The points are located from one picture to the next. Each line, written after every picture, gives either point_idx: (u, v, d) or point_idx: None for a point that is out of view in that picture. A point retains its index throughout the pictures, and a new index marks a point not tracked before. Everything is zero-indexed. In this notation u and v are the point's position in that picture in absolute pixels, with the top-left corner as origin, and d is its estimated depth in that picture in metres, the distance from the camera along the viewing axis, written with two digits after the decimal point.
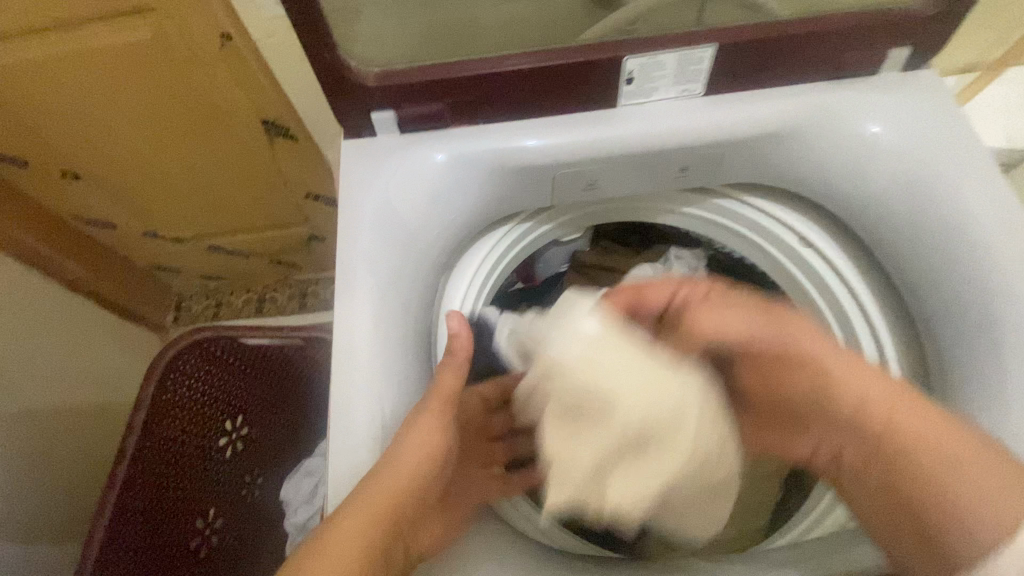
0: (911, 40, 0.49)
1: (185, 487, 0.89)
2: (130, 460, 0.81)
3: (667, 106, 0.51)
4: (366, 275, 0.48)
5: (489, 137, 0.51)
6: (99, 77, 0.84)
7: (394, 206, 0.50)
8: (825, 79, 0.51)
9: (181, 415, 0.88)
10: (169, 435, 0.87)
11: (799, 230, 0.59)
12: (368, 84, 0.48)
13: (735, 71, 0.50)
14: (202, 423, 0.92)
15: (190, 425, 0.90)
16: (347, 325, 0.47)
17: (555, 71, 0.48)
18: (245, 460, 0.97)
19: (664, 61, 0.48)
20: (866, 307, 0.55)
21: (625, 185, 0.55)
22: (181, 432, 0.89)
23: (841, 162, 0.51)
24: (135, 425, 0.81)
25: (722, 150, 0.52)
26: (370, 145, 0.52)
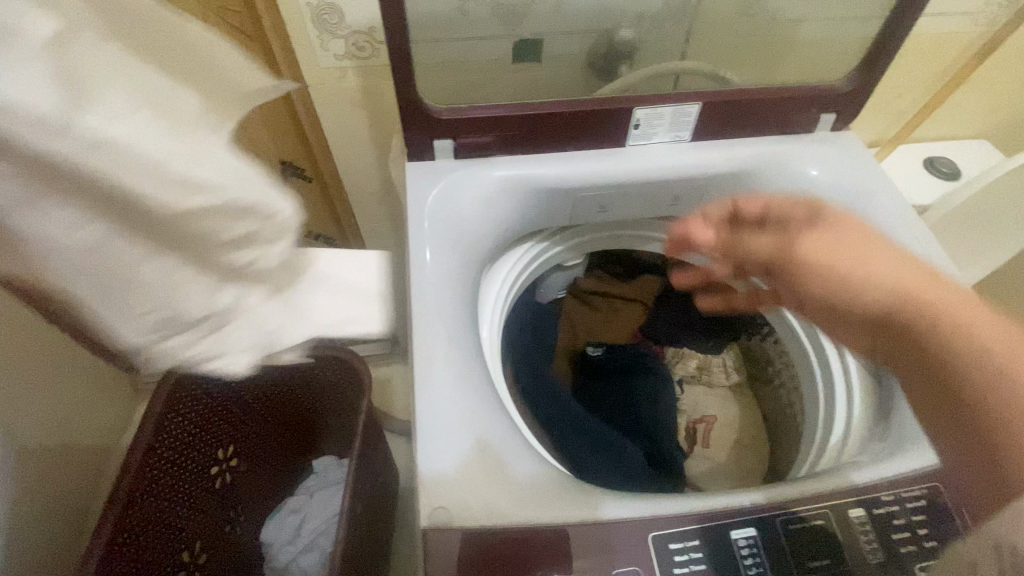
0: (835, 110, 0.65)
1: (174, 519, 0.87)
2: (134, 480, 0.79)
3: (666, 148, 0.62)
4: (435, 281, 0.52)
5: (524, 163, 0.60)
6: None
7: (457, 214, 0.57)
8: (777, 134, 0.65)
9: (181, 441, 0.87)
10: (171, 460, 0.86)
11: None
12: (441, 117, 0.56)
13: (716, 125, 0.63)
14: (198, 453, 0.91)
15: (189, 452, 0.89)
16: (415, 290, 0.52)
17: (585, 114, 0.59)
18: (230, 494, 0.97)
19: (664, 112, 0.60)
20: None
21: (629, 209, 0.66)
22: (181, 456, 0.88)
23: (792, 194, 0.64)
24: (143, 446, 0.80)
25: (705, 182, 0.64)
26: (430, 167, 0.58)
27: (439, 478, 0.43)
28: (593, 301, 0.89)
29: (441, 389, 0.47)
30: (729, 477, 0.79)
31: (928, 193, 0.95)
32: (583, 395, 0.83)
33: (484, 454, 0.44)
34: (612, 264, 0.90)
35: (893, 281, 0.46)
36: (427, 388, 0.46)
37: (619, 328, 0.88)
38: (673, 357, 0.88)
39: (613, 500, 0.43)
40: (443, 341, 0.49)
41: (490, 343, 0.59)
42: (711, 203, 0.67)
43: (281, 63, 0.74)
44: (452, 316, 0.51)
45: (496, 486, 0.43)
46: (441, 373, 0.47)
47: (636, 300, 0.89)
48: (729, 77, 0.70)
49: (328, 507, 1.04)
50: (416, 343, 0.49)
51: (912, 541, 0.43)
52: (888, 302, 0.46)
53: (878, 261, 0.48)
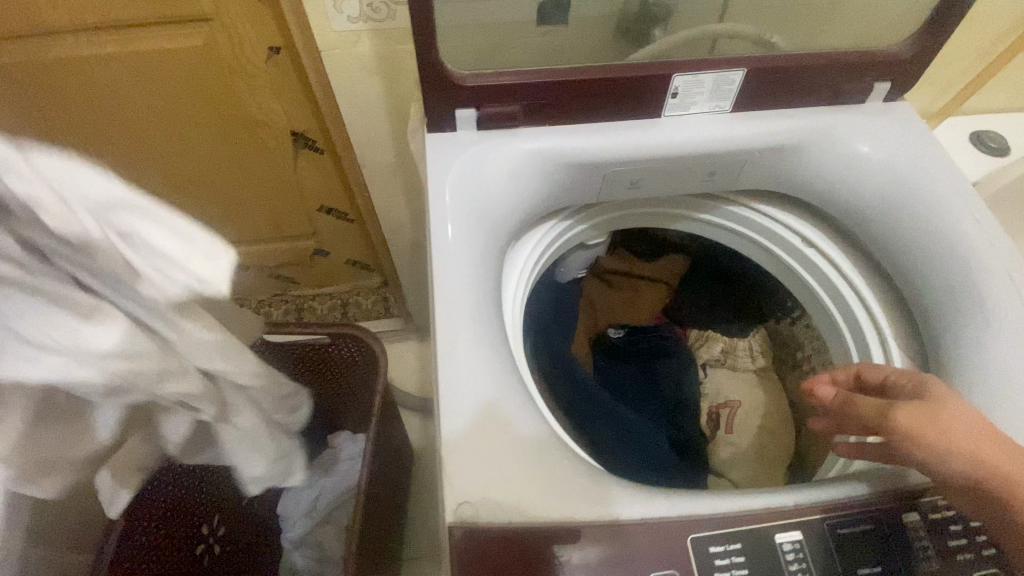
0: (891, 77, 0.59)
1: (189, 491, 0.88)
2: None
3: (703, 119, 0.58)
4: (459, 261, 0.49)
5: (551, 134, 0.56)
6: (137, 78, 0.88)
7: (479, 189, 0.53)
8: (825, 105, 0.60)
9: None
10: None
11: (804, 233, 0.67)
12: (462, 84, 0.52)
13: (759, 95, 0.58)
14: None
15: None
16: (437, 268, 0.49)
17: (618, 82, 0.54)
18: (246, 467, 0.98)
19: (704, 80, 0.55)
20: (865, 299, 0.63)
21: (661, 186, 0.62)
22: None
23: (840, 171, 0.60)
24: None
25: (744, 157, 0.59)
26: (452, 137, 0.55)
27: (465, 468, 0.41)
28: (614, 280, 0.86)
29: (467, 372, 0.44)
30: (753, 465, 0.77)
31: (972, 169, 0.89)
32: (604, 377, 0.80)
33: (516, 446, 0.42)
34: (632, 243, 0.86)
35: (975, 448, 0.38)
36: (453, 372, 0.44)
37: (642, 308, 0.85)
38: (696, 339, 0.85)
39: (653, 500, 0.41)
40: (467, 322, 0.47)
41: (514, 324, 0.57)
42: (749, 180, 0.63)
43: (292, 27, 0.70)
44: (476, 296, 0.48)
45: (530, 480, 0.41)
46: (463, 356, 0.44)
47: (660, 280, 0.86)
48: (773, 41, 0.64)
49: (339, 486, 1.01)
50: (439, 326, 0.46)
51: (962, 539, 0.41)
52: (963, 476, 0.38)
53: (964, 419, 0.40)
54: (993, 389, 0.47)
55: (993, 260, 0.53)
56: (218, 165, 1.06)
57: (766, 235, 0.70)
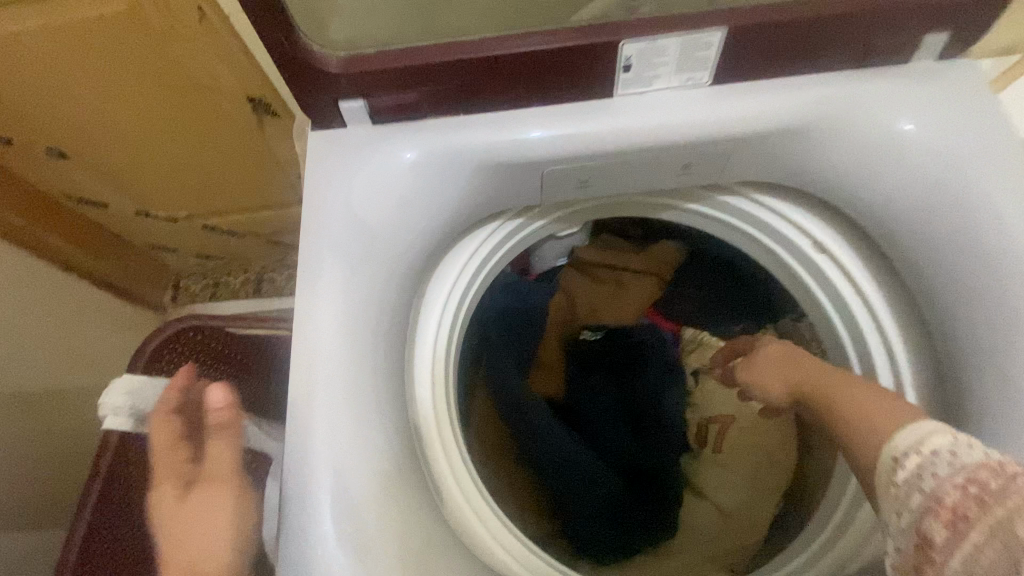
0: (948, 27, 0.42)
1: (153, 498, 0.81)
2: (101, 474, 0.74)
3: (669, 98, 0.44)
4: (336, 305, 0.42)
5: (467, 127, 0.44)
6: (73, 52, 0.80)
7: (367, 207, 0.44)
8: (847, 69, 0.45)
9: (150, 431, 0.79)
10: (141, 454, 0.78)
11: (814, 235, 0.54)
12: (333, 72, 0.40)
13: (749, 58, 0.43)
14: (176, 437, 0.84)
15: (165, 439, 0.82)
16: (302, 316, 0.42)
17: (550, 56, 0.41)
18: None
19: (665, 46, 0.41)
20: (883, 323, 0.51)
21: (621, 183, 0.49)
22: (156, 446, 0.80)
23: (864, 160, 0.45)
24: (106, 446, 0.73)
25: (731, 146, 0.45)
26: (338, 140, 0.44)
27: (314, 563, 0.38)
28: (595, 272, 0.74)
29: (320, 454, 0.39)
30: (745, 487, 0.67)
31: None
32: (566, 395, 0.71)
33: (373, 543, 0.38)
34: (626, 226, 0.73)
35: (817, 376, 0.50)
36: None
37: (628, 305, 0.73)
38: (690, 341, 0.73)
39: None
40: (332, 387, 0.41)
41: (436, 357, 0.49)
42: (739, 173, 0.48)
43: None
44: (353, 349, 0.42)
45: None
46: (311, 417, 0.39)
47: (649, 273, 0.72)
48: None
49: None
50: (290, 395, 0.40)
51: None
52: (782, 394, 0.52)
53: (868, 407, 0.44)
54: None
55: None
56: (187, 136, 1.00)
57: (765, 232, 0.57)
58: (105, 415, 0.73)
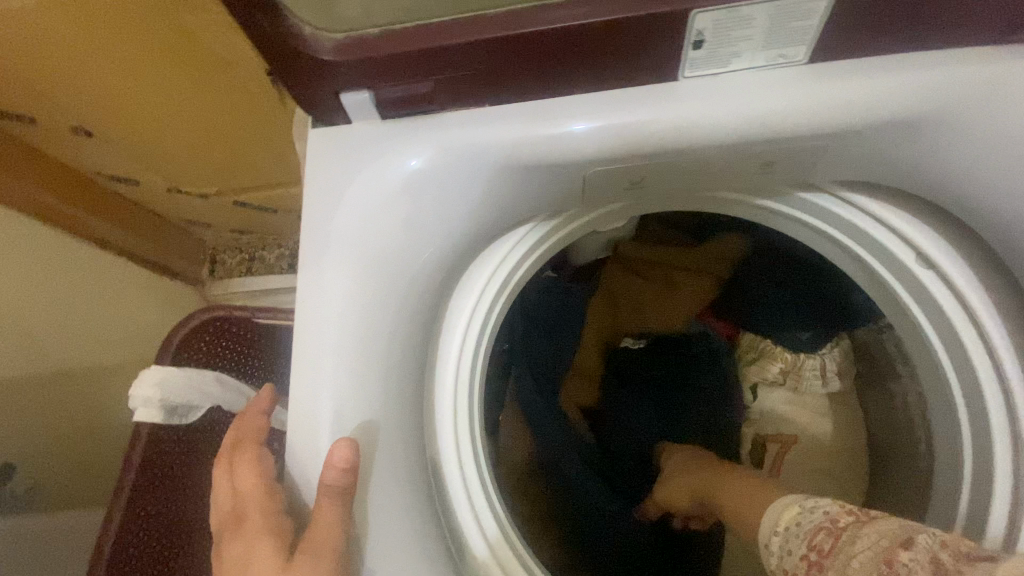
0: None
1: None
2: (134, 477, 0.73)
3: (750, 82, 0.35)
4: (343, 331, 0.37)
5: (495, 122, 0.37)
6: (85, 29, 0.75)
7: (379, 217, 0.37)
8: (992, 38, 0.34)
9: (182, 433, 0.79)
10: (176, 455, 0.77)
11: (918, 244, 0.44)
12: (332, 60, 0.33)
13: (861, 28, 0.33)
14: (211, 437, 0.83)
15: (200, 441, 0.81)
16: (304, 348, 0.36)
17: (597, 34, 0.33)
18: None
19: (751, 16, 0.32)
20: (1001, 360, 0.42)
21: (681, 185, 0.40)
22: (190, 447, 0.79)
23: (995, 160, 0.35)
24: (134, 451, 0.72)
25: (825, 143, 0.36)
26: (343, 138, 0.38)
27: None
28: (642, 269, 0.67)
29: None
30: None
31: None
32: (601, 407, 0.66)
33: None
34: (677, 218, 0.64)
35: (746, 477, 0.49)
36: (315, 521, 0.32)
37: (678, 305, 0.66)
38: (749, 349, 0.65)
39: None
40: (360, 435, 0.35)
41: (459, 383, 0.43)
42: (833, 173, 0.39)
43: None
44: (362, 387, 0.36)
45: None
46: (348, 455, 0.33)
47: (703, 271, 0.65)
48: None
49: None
50: (290, 441, 0.35)
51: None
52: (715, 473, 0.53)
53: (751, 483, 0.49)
54: None
55: None
56: (210, 113, 0.96)
57: (855, 237, 0.47)
58: (136, 408, 0.73)
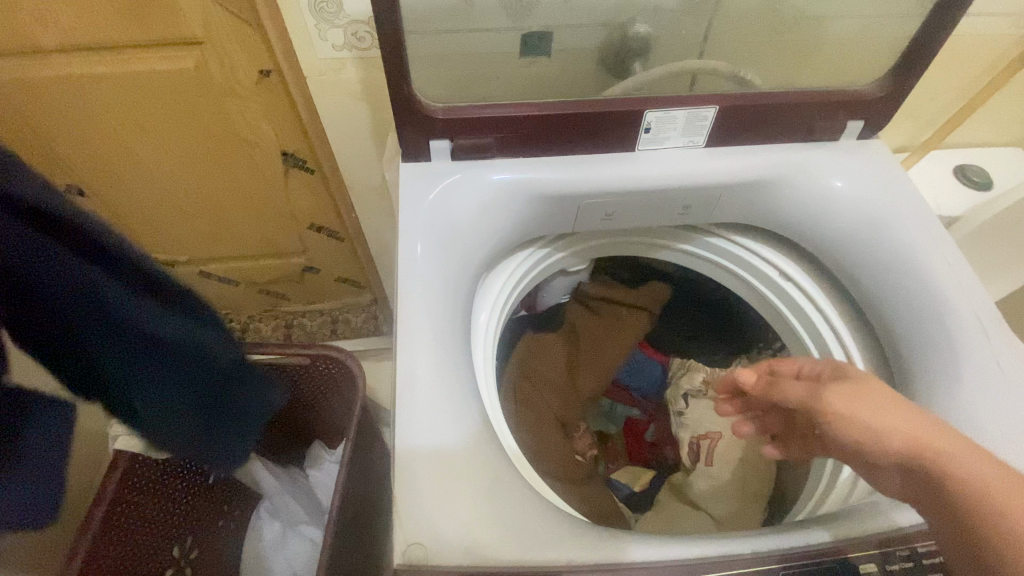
0: (865, 115, 0.60)
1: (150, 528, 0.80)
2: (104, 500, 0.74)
3: (677, 153, 0.59)
4: (424, 284, 0.50)
5: (527, 165, 0.56)
6: (135, 97, 0.89)
7: (451, 215, 0.53)
8: (799, 140, 0.61)
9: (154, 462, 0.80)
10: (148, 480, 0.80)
11: (779, 265, 0.67)
12: (435, 115, 0.53)
13: (731, 129, 0.59)
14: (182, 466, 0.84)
15: (170, 469, 0.82)
16: (401, 295, 0.49)
17: (591, 119, 0.55)
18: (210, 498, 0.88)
19: (676, 117, 0.57)
20: (841, 336, 0.62)
21: (636, 219, 0.62)
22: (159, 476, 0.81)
23: (815, 202, 0.60)
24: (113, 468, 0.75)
25: (719, 192, 0.60)
26: (422, 168, 0.55)
27: (410, 503, 0.40)
28: (595, 306, 0.86)
29: (439, 397, 0.45)
30: (733, 497, 0.75)
31: (955, 203, 0.87)
32: (573, 419, 0.81)
33: (455, 504, 0.41)
34: (619, 270, 0.87)
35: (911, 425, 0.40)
36: (403, 420, 0.44)
37: (624, 336, 0.84)
38: (679, 368, 0.85)
39: (626, 542, 0.41)
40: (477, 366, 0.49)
41: (487, 354, 0.57)
42: (723, 215, 0.63)
43: (265, 21, 0.76)
44: (439, 327, 0.48)
45: (466, 508, 0.41)
46: (424, 373, 0.46)
47: (642, 308, 0.85)
48: (750, 78, 0.65)
49: (315, 498, 0.95)
50: (397, 359, 0.46)
51: (907, 559, 0.42)
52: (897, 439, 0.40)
53: (954, 457, 0.37)
54: None
55: (959, 305, 0.53)
56: (215, 185, 1.08)
57: (744, 267, 0.70)
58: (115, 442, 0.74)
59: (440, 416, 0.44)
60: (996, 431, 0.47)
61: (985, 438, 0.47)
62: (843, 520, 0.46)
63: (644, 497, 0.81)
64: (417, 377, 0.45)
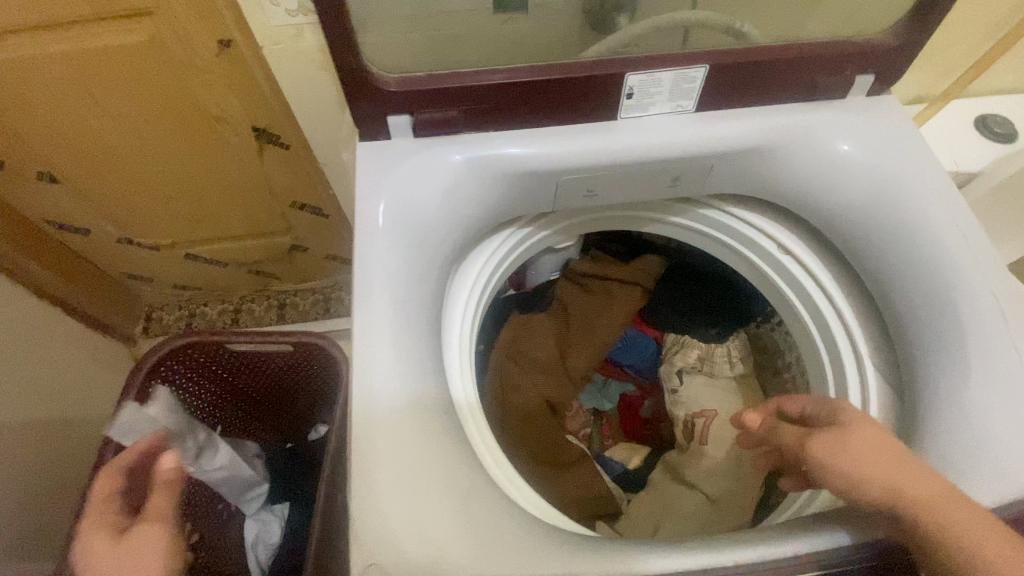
0: (875, 68, 0.54)
1: None
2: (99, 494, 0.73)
3: (664, 120, 0.53)
4: (384, 277, 0.46)
5: (498, 140, 0.51)
6: (91, 77, 0.83)
7: (413, 201, 0.49)
8: (801, 100, 0.55)
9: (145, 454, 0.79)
10: None
11: (778, 238, 0.62)
12: (389, 89, 0.47)
13: (723, 91, 0.53)
14: None
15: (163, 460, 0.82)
16: (358, 291, 0.45)
17: (565, 85, 0.50)
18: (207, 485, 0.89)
19: (661, 79, 0.51)
20: (842, 311, 0.58)
21: (621, 194, 0.57)
22: None
23: (817, 168, 0.55)
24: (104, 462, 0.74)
25: (710, 162, 0.55)
26: (381, 148, 0.51)
27: (374, 520, 0.38)
28: (586, 283, 0.82)
29: (402, 403, 0.42)
30: (728, 477, 0.73)
31: (977, 158, 0.79)
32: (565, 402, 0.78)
33: (421, 520, 0.38)
34: (610, 243, 0.83)
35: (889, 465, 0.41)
36: (357, 434, 0.41)
37: (616, 313, 0.80)
38: (673, 344, 0.82)
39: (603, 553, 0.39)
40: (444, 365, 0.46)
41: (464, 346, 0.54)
42: (717, 186, 0.58)
43: None
44: (402, 325, 0.45)
45: (435, 522, 0.38)
46: (383, 382, 0.42)
47: (635, 283, 0.81)
48: (747, 30, 0.58)
49: None
50: (353, 361, 0.43)
51: None
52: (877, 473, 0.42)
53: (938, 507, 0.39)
54: (962, 425, 0.45)
55: (973, 280, 0.48)
56: (191, 167, 1.04)
57: (741, 240, 0.65)
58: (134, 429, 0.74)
59: (405, 425, 0.41)
60: (1003, 420, 0.44)
61: (992, 426, 0.44)
62: (843, 514, 0.44)
63: (638, 477, 0.80)
64: (377, 381, 0.42)
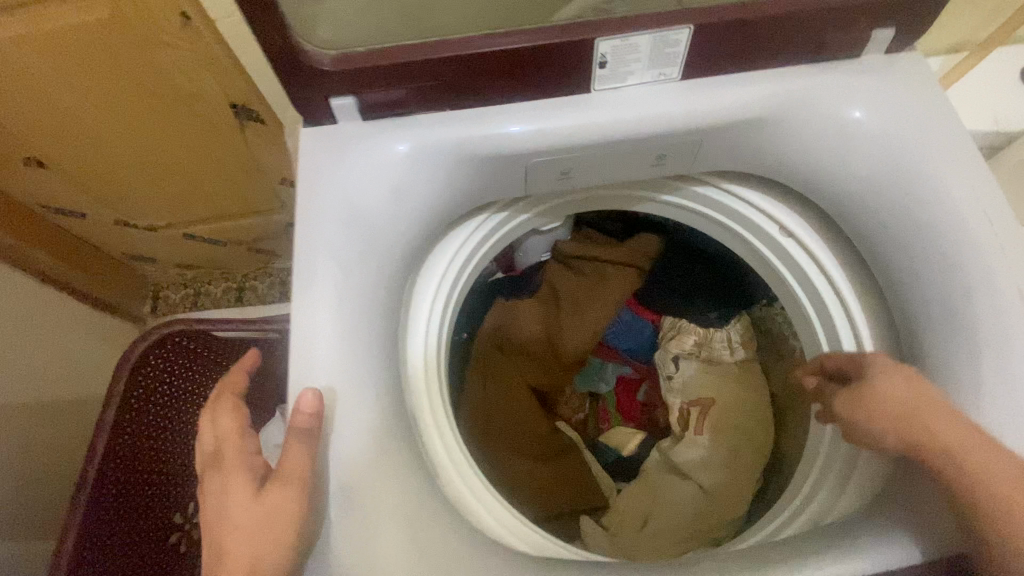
0: (896, 20, 0.46)
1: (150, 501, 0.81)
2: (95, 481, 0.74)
3: (643, 91, 0.47)
4: (331, 285, 0.43)
5: (457, 122, 0.46)
6: (59, 59, 0.79)
7: (361, 196, 0.45)
8: (807, 61, 0.48)
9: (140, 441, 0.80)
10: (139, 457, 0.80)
11: (779, 218, 0.56)
12: (325, 69, 0.42)
13: (713, 55, 0.46)
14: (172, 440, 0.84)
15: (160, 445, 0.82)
16: (302, 299, 0.43)
17: (527, 56, 0.44)
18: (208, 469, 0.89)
19: (638, 44, 0.44)
20: (843, 295, 0.53)
21: (601, 176, 0.52)
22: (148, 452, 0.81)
23: (826, 143, 0.48)
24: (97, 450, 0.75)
25: (699, 137, 0.49)
26: (328, 135, 0.46)
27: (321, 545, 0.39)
28: (578, 265, 0.77)
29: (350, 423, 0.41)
30: (724, 468, 0.70)
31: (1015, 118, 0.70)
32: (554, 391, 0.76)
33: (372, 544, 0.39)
34: (603, 221, 0.77)
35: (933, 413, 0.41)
36: (293, 457, 0.38)
37: (609, 297, 0.76)
38: (669, 329, 0.77)
39: None
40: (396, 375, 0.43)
41: (430, 346, 0.51)
42: (709, 163, 0.52)
43: None
44: (349, 336, 0.43)
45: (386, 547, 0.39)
46: (319, 399, 0.40)
47: (628, 264, 0.76)
48: None
49: None
50: (290, 384, 0.41)
51: None
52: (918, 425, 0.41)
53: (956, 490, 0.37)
54: (966, 440, 0.40)
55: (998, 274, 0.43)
56: (174, 147, 1.01)
57: (739, 221, 0.59)
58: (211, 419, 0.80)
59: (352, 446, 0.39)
60: None
61: (1000, 440, 0.39)
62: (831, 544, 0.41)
63: (631, 464, 0.77)
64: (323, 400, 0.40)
